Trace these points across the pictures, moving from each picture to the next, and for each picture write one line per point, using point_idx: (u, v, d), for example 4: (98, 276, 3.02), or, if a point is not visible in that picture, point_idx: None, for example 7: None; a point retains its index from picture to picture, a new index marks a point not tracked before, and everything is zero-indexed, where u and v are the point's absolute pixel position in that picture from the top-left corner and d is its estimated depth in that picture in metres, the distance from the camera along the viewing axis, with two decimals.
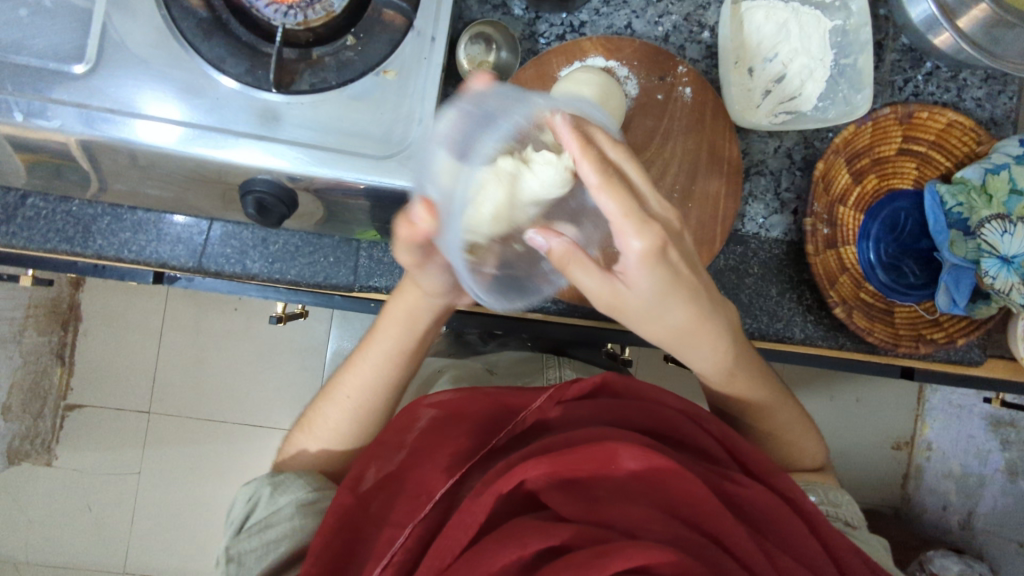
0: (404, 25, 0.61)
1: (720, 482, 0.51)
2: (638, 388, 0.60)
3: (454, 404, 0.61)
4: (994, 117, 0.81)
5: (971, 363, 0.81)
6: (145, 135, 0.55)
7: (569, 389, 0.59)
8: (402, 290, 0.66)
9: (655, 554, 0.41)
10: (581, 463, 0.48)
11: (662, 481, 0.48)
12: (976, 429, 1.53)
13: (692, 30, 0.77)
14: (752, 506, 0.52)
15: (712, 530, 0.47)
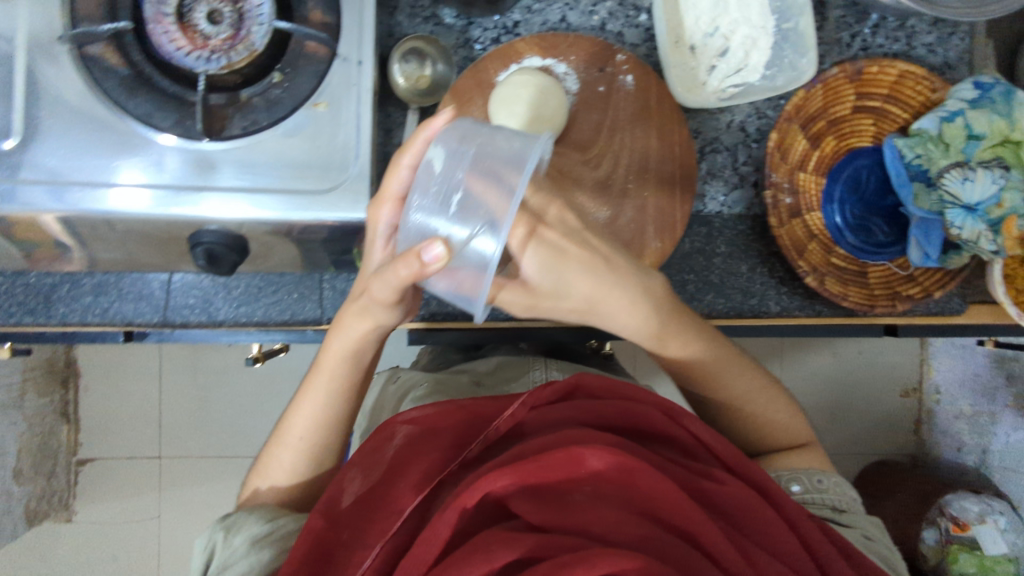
0: (328, 54, 0.60)
1: (693, 479, 0.51)
2: (613, 388, 0.58)
3: (430, 419, 0.59)
4: (947, 61, 0.79)
5: (952, 313, 0.81)
6: (118, 204, 0.55)
7: (542, 393, 0.57)
8: (341, 321, 0.57)
9: (617, 560, 0.41)
10: (550, 469, 0.47)
11: (630, 482, 0.48)
12: (981, 366, 1.46)
13: (628, 14, 0.75)
14: (725, 501, 0.51)
15: (682, 528, 0.47)
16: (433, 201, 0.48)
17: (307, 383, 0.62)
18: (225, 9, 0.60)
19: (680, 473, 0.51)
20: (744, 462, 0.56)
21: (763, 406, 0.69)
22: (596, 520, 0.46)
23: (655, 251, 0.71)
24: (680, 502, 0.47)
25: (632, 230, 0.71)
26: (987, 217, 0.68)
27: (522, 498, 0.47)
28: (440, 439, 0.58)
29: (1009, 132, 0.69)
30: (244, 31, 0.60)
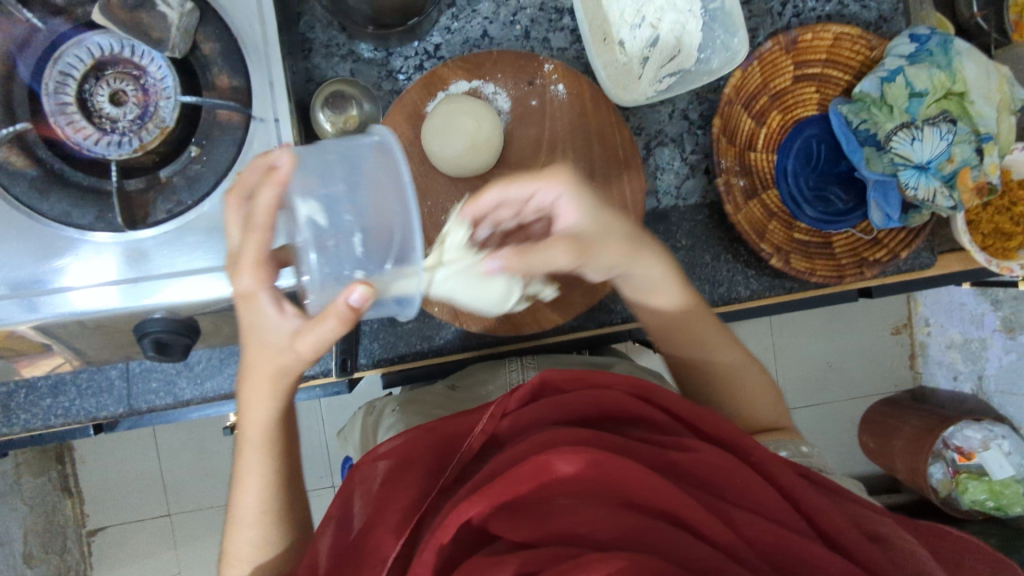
0: (242, 119, 0.58)
1: (661, 453, 0.50)
2: (577, 377, 0.55)
3: (402, 450, 0.56)
4: (881, 14, 0.77)
5: (923, 267, 0.78)
6: (83, 304, 0.53)
7: (511, 399, 0.54)
8: (252, 400, 0.51)
9: (604, 565, 0.39)
10: (519, 483, 0.44)
11: (606, 477, 0.46)
12: (967, 296, 1.42)
13: (550, 18, 0.73)
14: (700, 468, 0.50)
15: (663, 509, 0.45)
16: (319, 244, 0.46)
17: (238, 473, 0.54)
18: (127, 88, 0.58)
19: (648, 451, 0.49)
20: (713, 422, 0.54)
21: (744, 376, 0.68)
22: (579, 523, 0.45)
23: None
24: (656, 484, 0.45)
25: None
26: (941, 173, 0.68)
27: (500, 518, 0.45)
28: (416, 467, 0.55)
29: (951, 84, 0.69)
30: (152, 108, 0.58)
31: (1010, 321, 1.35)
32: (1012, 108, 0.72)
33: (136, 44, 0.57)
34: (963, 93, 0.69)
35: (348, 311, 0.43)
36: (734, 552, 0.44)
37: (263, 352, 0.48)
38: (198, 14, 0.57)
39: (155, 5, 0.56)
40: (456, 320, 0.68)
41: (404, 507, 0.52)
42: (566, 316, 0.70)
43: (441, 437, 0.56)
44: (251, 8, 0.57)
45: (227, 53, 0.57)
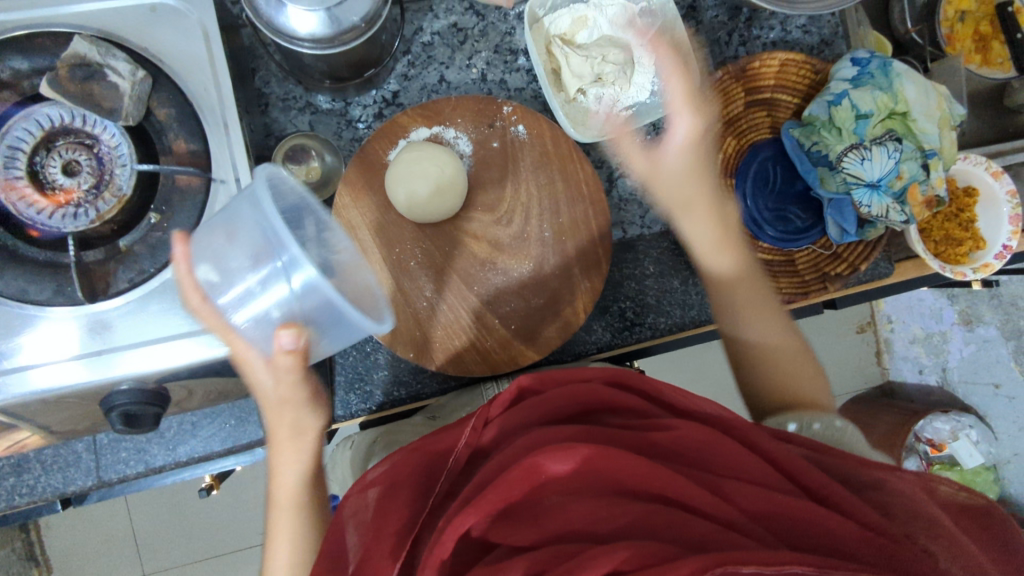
0: (203, 182, 0.57)
1: (645, 435, 0.46)
2: (554, 375, 0.52)
3: (389, 474, 0.52)
4: (823, 38, 0.80)
5: (883, 276, 0.79)
6: (44, 382, 0.52)
7: (493, 405, 0.51)
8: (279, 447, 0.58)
9: (608, 557, 0.36)
10: (510, 488, 0.42)
11: (594, 469, 0.42)
12: (925, 292, 1.45)
13: (506, 60, 0.74)
14: (686, 447, 0.46)
15: (656, 492, 0.42)
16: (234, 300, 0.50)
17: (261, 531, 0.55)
18: (81, 158, 0.57)
19: (625, 436, 0.46)
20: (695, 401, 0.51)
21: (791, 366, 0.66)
22: (581, 520, 0.41)
23: (586, 290, 0.70)
24: (642, 467, 0.42)
25: (560, 276, 0.70)
26: (891, 189, 0.71)
27: (494, 525, 0.42)
28: (404, 491, 0.50)
29: (894, 105, 0.72)
30: (107, 176, 0.57)
31: (967, 314, 1.43)
32: (952, 124, 0.76)
33: (87, 114, 0.56)
34: (906, 112, 0.72)
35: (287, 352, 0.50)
36: (738, 528, 0.41)
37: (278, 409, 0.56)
38: (151, 80, 0.56)
39: (106, 75, 0.55)
40: (433, 367, 0.67)
41: (397, 531, 0.47)
42: (542, 352, 0.70)
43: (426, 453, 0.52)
44: (202, 67, 0.56)
45: (183, 117, 0.57)
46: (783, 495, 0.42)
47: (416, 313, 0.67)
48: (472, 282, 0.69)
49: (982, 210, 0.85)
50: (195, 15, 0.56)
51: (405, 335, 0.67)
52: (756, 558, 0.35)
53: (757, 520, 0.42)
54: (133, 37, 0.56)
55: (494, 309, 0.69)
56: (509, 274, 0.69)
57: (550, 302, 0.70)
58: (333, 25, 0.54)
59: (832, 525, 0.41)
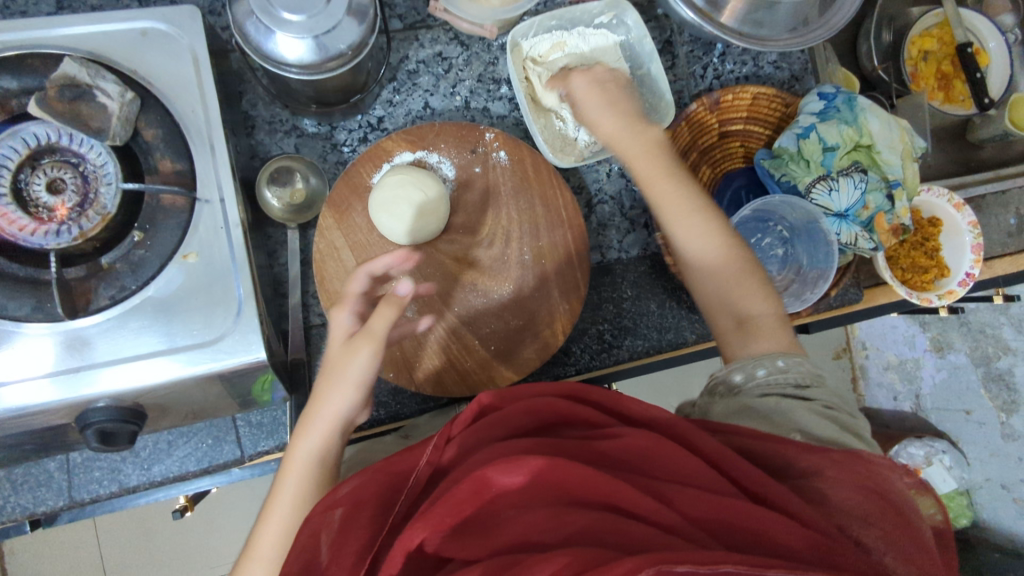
0: (187, 202, 0.57)
1: (593, 445, 0.46)
2: (512, 393, 0.52)
3: (354, 493, 0.49)
4: (793, 74, 0.84)
5: (851, 303, 0.81)
6: (17, 398, 0.52)
7: (454, 423, 0.51)
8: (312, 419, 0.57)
9: (549, 563, 0.37)
10: (458, 504, 0.42)
11: (545, 479, 0.42)
12: (897, 319, 1.49)
13: (489, 89, 0.76)
14: (635, 456, 0.46)
15: (604, 501, 0.42)
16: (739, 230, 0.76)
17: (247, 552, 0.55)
18: (66, 176, 0.57)
19: (580, 447, 0.46)
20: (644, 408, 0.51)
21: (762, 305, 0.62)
22: (527, 529, 0.41)
23: (563, 313, 0.71)
24: (582, 475, 0.42)
25: (538, 298, 0.71)
26: (859, 219, 0.75)
27: (443, 541, 0.42)
28: (364, 515, 0.48)
29: (859, 138, 0.75)
30: (92, 195, 0.57)
31: (938, 340, 1.43)
32: (913, 156, 0.79)
33: (75, 133, 0.56)
34: (870, 145, 0.75)
35: (398, 300, 0.59)
36: (684, 534, 0.41)
37: (347, 356, 0.58)
38: (139, 101, 0.57)
39: (95, 95, 0.55)
40: (413, 387, 0.68)
41: (357, 552, 0.47)
42: (520, 373, 0.71)
43: (387, 472, 0.50)
44: (191, 91, 0.58)
45: (170, 138, 0.58)
46: (728, 499, 0.42)
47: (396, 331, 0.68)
48: (452, 303, 0.70)
49: (946, 238, 0.88)
50: (185, 40, 0.58)
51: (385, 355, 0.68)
52: (691, 557, 0.36)
53: (704, 526, 0.42)
54: (122, 60, 0.57)
55: (473, 330, 0.70)
56: (489, 296, 0.70)
57: (528, 323, 0.71)
58: (319, 52, 0.56)
59: (770, 524, 0.41)
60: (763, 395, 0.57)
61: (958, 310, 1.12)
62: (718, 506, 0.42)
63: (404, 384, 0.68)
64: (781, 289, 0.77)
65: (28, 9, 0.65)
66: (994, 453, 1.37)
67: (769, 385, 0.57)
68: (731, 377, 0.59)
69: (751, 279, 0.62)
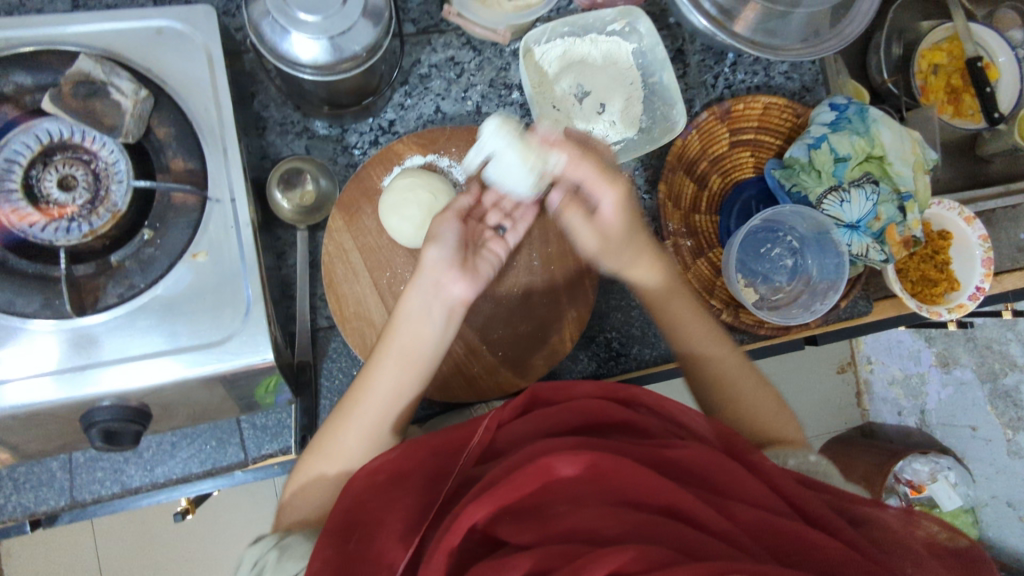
0: (198, 201, 0.57)
1: (656, 451, 0.46)
2: (567, 390, 0.53)
3: (396, 462, 0.51)
4: (804, 84, 0.84)
5: (860, 315, 0.81)
6: (20, 396, 0.51)
7: (506, 409, 0.52)
8: (387, 360, 0.59)
9: (613, 558, 0.37)
10: (521, 486, 0.42)
11: (605, 475, 0.43)
12: (903, 334, 1.47)
13: (500, 94, 0.76)
14: (693, 468, 0.46)
15: (661, 505, 0.42)
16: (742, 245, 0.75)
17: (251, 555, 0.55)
18: (77, 173, 0.57)
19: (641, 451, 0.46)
20: (700, 423, 0.51)
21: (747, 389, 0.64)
22: (585, 523, 0.41)
23: (572, 320, 0.71)
24: (651, 478, 0.42)
25: (547, 305, 0.71)
26: (870, 230, 0.74)
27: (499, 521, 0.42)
28: (412, 482, 0.51)
29: (871, 149, 0.75)
30: (103, 193, 0.57)
31: (944, 355, 1.42)
32: (924, 167, 0.79)
33: (88, 130, 0.56)
34: (882, 156, 0.75)
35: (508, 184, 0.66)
36: (737, 543, 0.41)
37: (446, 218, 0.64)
38: (153, 100, 0.57)
39: (109, 92, 0.56)
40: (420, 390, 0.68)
41: (404, 518, 0.48)
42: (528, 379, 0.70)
43: (437, 449, 0.52)
44: (205, 90, 0.58)
45: (182, 136, 0.58)
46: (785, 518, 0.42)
47: None
48: None
49: (956, 252, 0.88)
50: (200, 39, 0.58)
51: None
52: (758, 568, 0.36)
53: (756, 539, 0.42)
54: (137, 58, 0.57)
55: (483, 336, 0.69)
56: (498, 301, 0.70)
57: (537, 329, 0.70)
58: (334, 53, 0.56)
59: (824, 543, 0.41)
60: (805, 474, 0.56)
61: (966, 325, 1.11)
62: (769, 524, 0.42)
63: None
64: (791, 299, 0.77)
65: (43, 6, 0.65)
66: (1000, 470, 1.37)
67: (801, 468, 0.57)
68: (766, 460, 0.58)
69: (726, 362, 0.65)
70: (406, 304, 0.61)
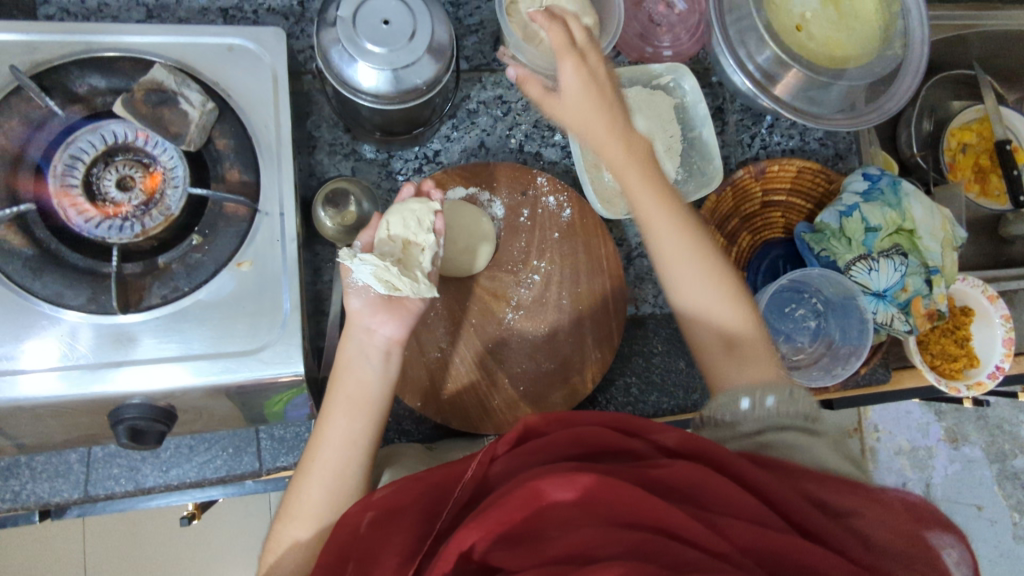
0: (248, 213, 0.59)
1: (645, 470, 0.45)
2: (562, 418, 0.51)
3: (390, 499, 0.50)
4: (838, 152, 0.86)
5: (878, 382, 0.81)
6: (52, 388, 0.52)
7: (500, 442, 0.50)
8: (335, 411, 0.59)
9: None
10: (509, 511, 0.42)
11: (595, 498, 0.42)
12: (913, 406, 1.40)
13: (544, 135, 0.78)
14: (684, 485, 0.44)
15: (650, 525, 0.41)
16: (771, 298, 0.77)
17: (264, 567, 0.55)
18: (136, 175, 0.59)
19: (628, 470, 0.45)
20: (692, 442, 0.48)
21: (707, 277, 0.63)
22: (576, 544, 0.41)
23: (595, 362, 0.72)
24: (636, 494, 0.41)
25: (572, 345, 0.71)
26: (896, 300, 0.76)
27: (492, 547, 0.42)
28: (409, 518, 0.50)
29: (901, 221, 0.76)
30: (158, 196, 0.59)
31: (953, 431, 1.41)
32: (953, 245, 0.80)
33: (152, 135, 0.59)
34: (913, 230, 0.76)
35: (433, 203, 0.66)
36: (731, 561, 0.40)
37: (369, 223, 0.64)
38: (217, 113, 0.59)
39: (178, 102, 0.58)
40: (438, 417, 0.68)
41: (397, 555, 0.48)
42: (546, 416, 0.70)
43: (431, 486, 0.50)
44: (266, 106, 0.60)
45: (241, 149, 0.60)
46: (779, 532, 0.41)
47: (427, 362, 0.69)
48: (488, 339, 0.70)
49: (977, 328, 0.88)
50: (268, 59, 0.61)
51: (415, 383, 0.68)
52: None
53: (753, 557, 0.40)
54: (206, 72, 0.59)
55: (505, 368, 0.70)
56: (523, 335, 0.71)
57: (560, 367, 0.71)
58: (394, 84, 0.58)
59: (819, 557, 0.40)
60: (760, 426, 0.54)
61: (981, 403, 1.10)
62: (761, 538, 0.41)
63: (427, 414, 0.68)
64: (811, 361, 0.77)
65: (119, 14, 0.68)
66: (1005, 552, 1.37)
67: (775, 415, 0.55)
68: (733, 404, 0.57)
69: (640, 164, 0.65)
70: (343, 354, 0.61)
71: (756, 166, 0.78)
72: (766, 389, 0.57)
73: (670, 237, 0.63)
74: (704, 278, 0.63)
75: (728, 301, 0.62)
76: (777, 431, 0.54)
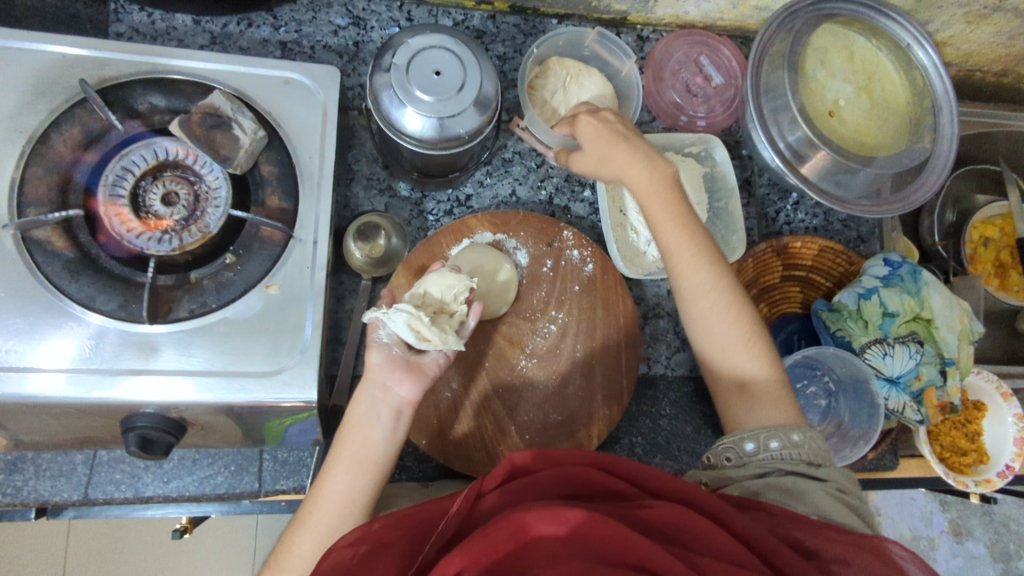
0: (283, 238, 0.61)
1: (629, 510, 0.43)
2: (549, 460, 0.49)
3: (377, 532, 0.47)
4: (860, 235, 0.87)
5: (886, 469, 0.80)
6: (69, 389, 0.53)
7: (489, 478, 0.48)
8: (339, 463, 0.57)
9: None
10: (496, 540, 0.40)
11: (582, 532, 0.40)
12: (918, 493, 1.33)
13: (574, 190, 0.80)
14: (664, 525, 0.43)
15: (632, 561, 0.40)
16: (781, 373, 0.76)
17: None
18: (180, 191, 0.61)
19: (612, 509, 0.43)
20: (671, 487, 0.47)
21: (728, 331, 0.61)
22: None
23: (603, 418, 0.72)
24: (620, 532, 0.40)
25: (581, 399, 0.72)
26: (909, 388, 0.76)
27: None
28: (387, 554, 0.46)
29: (919, 310, 0.77)
30: (198, 213, 0.61)
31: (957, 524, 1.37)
32: (970, 338, 0.80)
33: (202, 156, 0.61)
34: (930, 319, 0.77)
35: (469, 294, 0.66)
36: None
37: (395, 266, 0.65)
38: (267, 140, 0.62)
39: (231, 127, 0.60)
40: (441, 457, 0.68)
41: None
42: None
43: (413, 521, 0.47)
44: (313, 138, 0.63)
45: (284, 177, 0.62)
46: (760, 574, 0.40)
47: (437, 402, 0.69)
48: (500, 383, 0.71)
49: (988, 424, 0.87)
50: (320, 94, 0.64)
51: (422, 421, 0.68)
52: None
53: None
54: (261, 102, 0.62)
55: (514, 416, 0.70)
56: (535, 384, 0.71)
57: (567, 420, 0.71)
58: (439, 132, 0.60)
59: None
60: (769, 467, 0.53)
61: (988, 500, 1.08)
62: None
63: (431, 453, 0.68)
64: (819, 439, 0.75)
65: (185, 38, 0.72)
66: None
67: (781, 459, 0.54)
68: (742, 445, 0.56)
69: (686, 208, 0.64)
70: (357, 408, 0.59)
71: (779, 240, 0.79)
72: (772, 431, 0.55)
73: (690, 270, 0.62)
74: (725, 327, 0.61)
75: (743, 340, 0.60)
76: (783, 475, 0.53)
